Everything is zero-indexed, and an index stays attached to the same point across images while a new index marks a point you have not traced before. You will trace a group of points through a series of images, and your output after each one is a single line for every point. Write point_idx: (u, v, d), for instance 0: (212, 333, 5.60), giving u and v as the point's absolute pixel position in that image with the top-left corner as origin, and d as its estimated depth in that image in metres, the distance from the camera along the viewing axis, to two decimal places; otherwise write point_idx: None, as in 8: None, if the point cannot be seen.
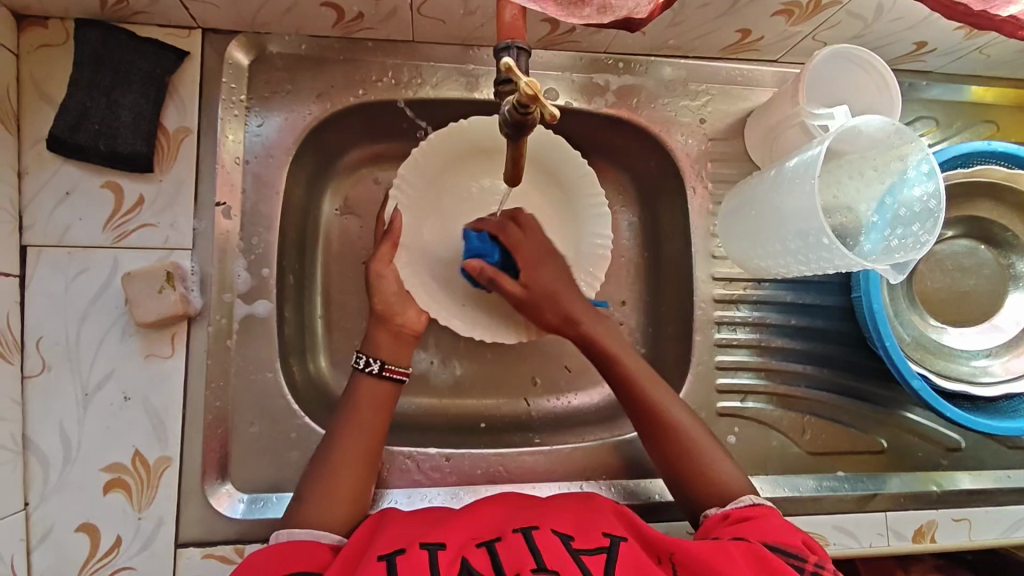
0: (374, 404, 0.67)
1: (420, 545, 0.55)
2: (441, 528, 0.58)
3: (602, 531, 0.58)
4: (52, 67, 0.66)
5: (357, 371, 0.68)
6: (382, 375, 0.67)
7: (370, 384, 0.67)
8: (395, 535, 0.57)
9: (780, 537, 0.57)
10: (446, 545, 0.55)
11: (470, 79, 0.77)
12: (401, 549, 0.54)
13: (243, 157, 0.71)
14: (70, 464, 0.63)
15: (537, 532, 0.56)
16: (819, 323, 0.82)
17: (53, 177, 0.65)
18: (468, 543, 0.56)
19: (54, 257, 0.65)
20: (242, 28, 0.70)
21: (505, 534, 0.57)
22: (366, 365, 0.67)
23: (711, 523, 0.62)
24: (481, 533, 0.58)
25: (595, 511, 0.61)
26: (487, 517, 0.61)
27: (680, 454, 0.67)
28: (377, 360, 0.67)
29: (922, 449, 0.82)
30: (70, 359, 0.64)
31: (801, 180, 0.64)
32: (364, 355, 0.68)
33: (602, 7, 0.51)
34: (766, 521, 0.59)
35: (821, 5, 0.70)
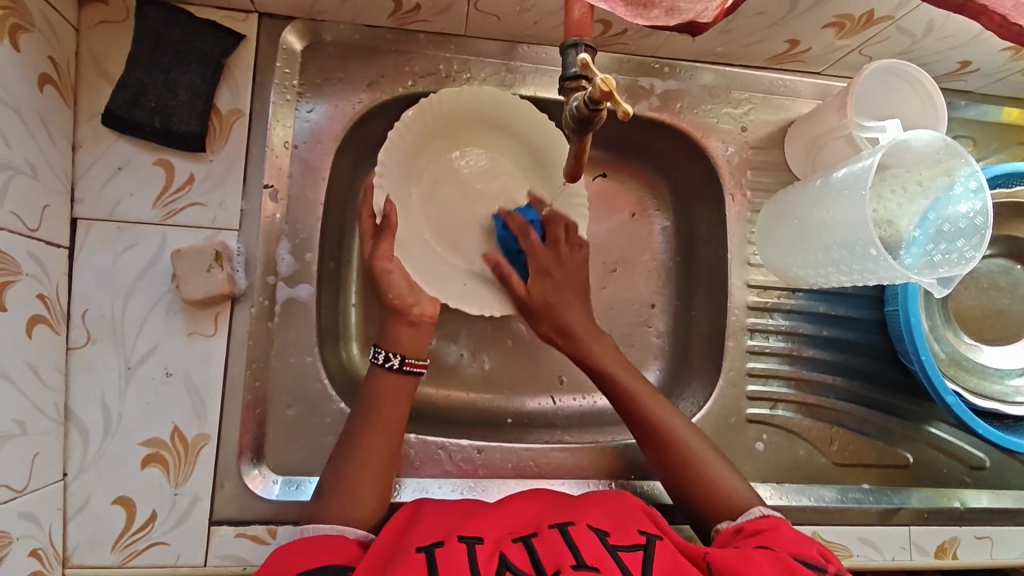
0: (395, 402, 0.66)
1: (458, 538, 0.55)
2: (475, 522, 0.58)
3: (637, 529, 0.58)
4: (112, 44, 0.66)
5: (377, 366, 0.67)
6: (401, 370, 0.67)
7: (387, 376, 0.67)
8: (431, 530, 0.57)
9: (797, 546, 0.57)
10: (483, 539, 0.55)
11: (517, 76, 0.78)
12: (440, 542, 0.54)
13: (292, 142, 0.72)
14: (110, 437, 0.64)
15: (572, 528, 0.56)
16: (851, 335, 0.83)
17: (107, 152, 0.66)
18: (504, 538, 0.56)
19: (104, 231, 0.65)
20: (299, 14, 0.71)
21: (540, 530, 0.57)
22: (385, 359, 0.67)
23: (725, 539, 0.62)
24: (516, 528, 0.58)
25: (626, 509, 0.62)
26: (521, 513, 0.61)
27: (682, 467, 0.68)
28: (397, 354, 0.67)
29: (946, 465, 0.83)
30: (114, 333, 0.65)
31: (850, 191, 0.65)
32: (383, 350, 0.68)
33: (670, 10, 0.52)
34: (780, 531, 0.59)
35: (873, 20, 0.70)
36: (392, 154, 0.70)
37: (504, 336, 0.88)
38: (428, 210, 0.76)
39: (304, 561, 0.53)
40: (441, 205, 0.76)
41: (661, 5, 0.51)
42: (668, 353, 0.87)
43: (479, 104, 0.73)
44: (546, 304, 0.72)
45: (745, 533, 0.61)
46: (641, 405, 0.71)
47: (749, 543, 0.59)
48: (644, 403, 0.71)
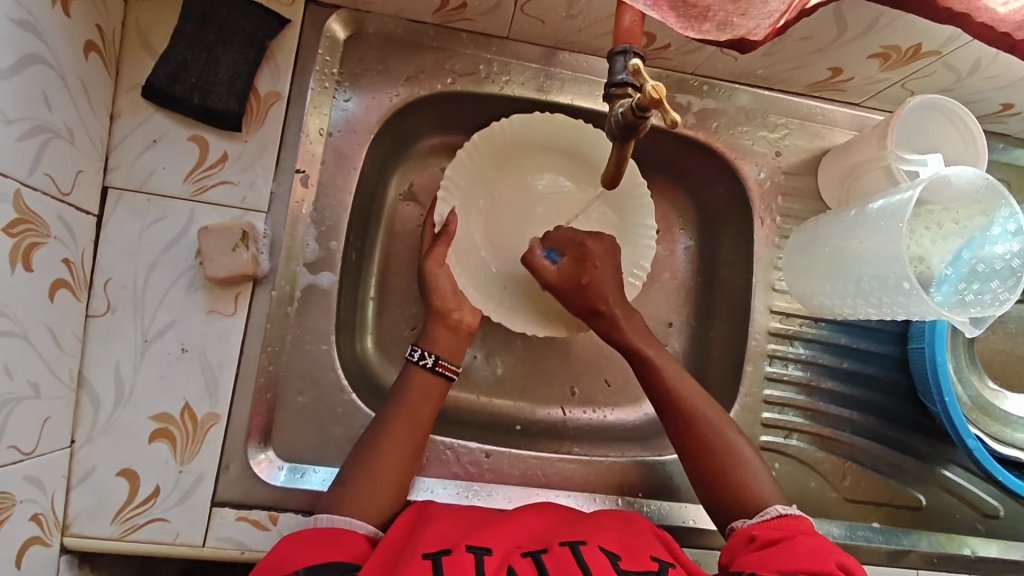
0: (422, 401, 0.67)
1: (465, 548, 0.54)
2: (484, 532, 0.58)
3: (650, 555, 0.57)
4: (158, 18, 0.67)
5: (410, 363, 0.69)
6: (435, 370, 0.69)
7: (422, 373, 0.68)
8: (438, 535, 0.57)
9: (809, 562, 0.53)
10: (491, 550, 0.55)
11: (550, 81, 0.78)
12: (447, 550, 0.54)
13: (327, 129, 0.72)
14: (120, 408, 0.63)
15: (584, 547, 0.56)
16: (871, 371, 0.82)
17: (144, 123, 0.66)
18: (513, 551, 0.56)
19: (133, 201, 0.65)
20: (345, 3, 0.71)
21: (550, 547, 0.57)
22: (421, 358, 0.69)
23: (737, 545, 0.59)
24: (525, 543, 0.58)
25: (639, 535, 0.61)
26: (529, 526, 0.61)
27: (708, 454, 0.66)
28: (432, 355, 0.69)
29: (959, 510, 0.81)
30: (135, 304, 0.64)
31: (887, 223, 0.64)
32: (419, 348, 0.70)
33: (723, 24, 0.51)
34: (793, 544, 0.56)
35: (920, 53, 0.70)
36: (456, 178, 0.77)
37: (518, 342, 0.88)
38: (493, 229, 0.80)
39: (307, 557, 0.53)
40: (503, 228, 0.80)
41: (713, 19, 0.50)
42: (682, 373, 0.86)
43: (537, 133, 0.78)
44: (586, 284, 0.71)
45: (757, 542, 0.58)
46: (675, 389, 0.69)
47: (757, 555, 0.56)
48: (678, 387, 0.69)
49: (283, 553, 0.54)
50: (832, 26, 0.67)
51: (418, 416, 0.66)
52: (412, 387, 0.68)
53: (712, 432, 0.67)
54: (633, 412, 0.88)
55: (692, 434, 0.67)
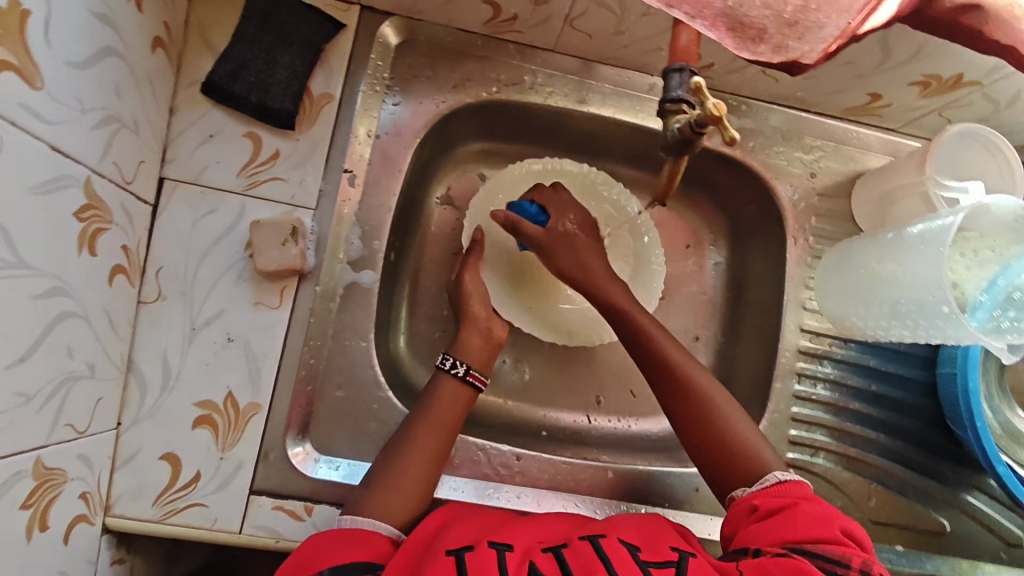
0: (451, 407, 0.70)
1: (487, 543, 0.55)
2: (505, 531, 0.58)
3: (671, 547, 0.57)
4: (220, 18, 0.69)
5: (441, 371, 0.72)
6: (465, 379, 0.72)
7: (452, 380, 0.71)
8: (462, 532, 0.57)
9: (814, 532, 0.55)
10: (513, 546, 0.55)
11: (585, 91, 0.79)
12: (470, 546, 0.54)
13: (376, 132, 0.74)
14: (166, 393, 0.65)
15: (604, 541, 0.56)
16: (898, 394, 0.82)
17: (201, 118, 0.68)
18: (533, 547, 0.56)
19: (188, 193, 0.67)
20: (399, 10, 0.73)
21: (569, 541, 0.57)
22: (452, 366, 0.72)
23: (737, 514, 0.61)
24: (546, 537, 0.58)
25: (659, 529, 0.61)
26: (550, 526, 0.61)
27: (707, 425, 0.67)
28: (463, 364, 0.72)
29: (982, 538, 0.81)
30: (184, 292, 0.66)
31: (927, 247, 0.65)
32: (451, 357, 0.72)
33: (778, 47, 0.53)
34: (796, 513, 0.58)
35: (961, 83, 0.71)
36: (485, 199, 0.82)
37: (546, 349, 0.89)
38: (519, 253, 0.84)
39: (328, 557, 0.54)
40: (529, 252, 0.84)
41: (769, 42, 0.53)
42: None
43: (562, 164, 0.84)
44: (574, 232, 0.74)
45: (758, 512, 0.60)
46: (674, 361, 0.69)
47: (760, 527, 0.58)
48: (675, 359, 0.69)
49: (310, 551, 0.55)
50: (876, 53, 0.68)
51: (444, 420, 0.68)
52: (441, 395, 0.70)
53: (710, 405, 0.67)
54: (658, 423, 0.89)
55: (688, 404, 0.67)
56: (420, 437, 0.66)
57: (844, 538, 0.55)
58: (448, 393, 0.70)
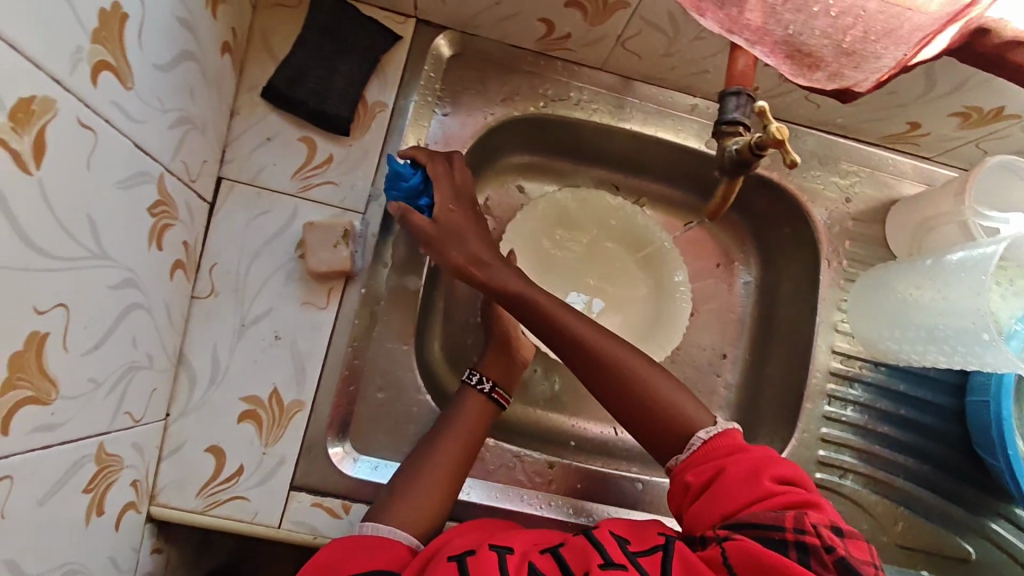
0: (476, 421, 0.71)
1: (488, 547, 0.55)
2: (506, 537, 0.58)
3: (657, 532, 0.56)
4: (282, 26, 0.72)
5: (467, 386, 0.74)
6: (489, 396, 0.73)
7: (478, 396, 0.73)
8: (466, 540, 0.57)
9: (744, 497, 0.55)
10: (513, 549, 0.55)
11: (623, 104, 0.81)
12: (471, 551, 0.54)
13: (425, 141, 0.76)
14: (213, 387, 0.66)
15: (597, 533, 0.56)
16: (927, 420, 0.83)
17: (260, 121, 0.70)
18: (531, 548, 0.56)
19: (244, 193, 0.69)
20: (453, 25, 0.75)
21: (566, 542, 0.56)
22: (478, 382, 0.73)
23: (678, 493, 0.60)
24: (541, 541, 0.58)
25: (647, 520, 0.60)
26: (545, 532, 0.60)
27: (630, 394, 0.64)
28: (489, 381, 0.74)
29: (1010, 568, 0.81)
30: (236, 289, 0.68)
31: (968, 275, 0.66)
32: (477, 373, 0.75)
33: (833, 75, 0.54)
34: (723, 481, 0.57)
35: (1001, 115, 0.72)
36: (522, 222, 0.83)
37: None
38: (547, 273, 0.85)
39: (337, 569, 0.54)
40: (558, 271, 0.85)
41: (825, 69, 0.54)
42: (736, 405, 0.88)
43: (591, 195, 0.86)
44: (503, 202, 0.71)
45: (693, 488, 0.59)
46: (589, 344, 0.64)
47: (701, 507, 0.57)
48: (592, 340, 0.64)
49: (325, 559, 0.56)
50: (919, 83, 0.70)
51: (467, 431, 0.69)
52: (467, 408, 0.71)
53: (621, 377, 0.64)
54: None
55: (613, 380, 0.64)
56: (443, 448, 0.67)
57: (776, 488, 0.55)
58: (474, 407, 0.71)
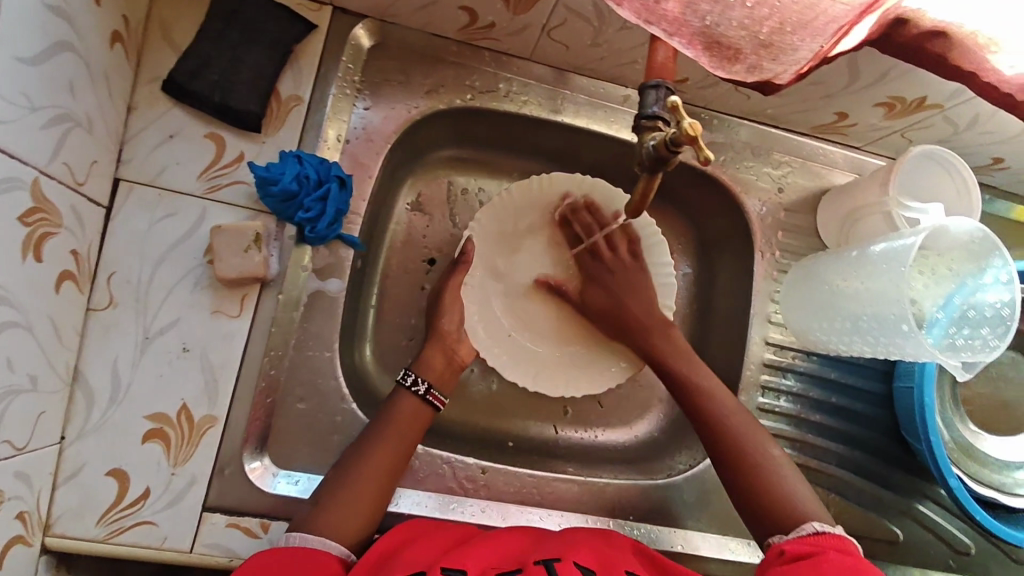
0: (410, 423, 0.67)
1: (442, 569, 0.55)
2: (460, 553, 0.58)
3: (624, 569, 0.60)
4: (183, 13, 0.66)
5: (401, 388, 0.69)
6: (424, 398, 0.69)
7: (412, 399, 0.68)
8: (413, 558, 0.57)
9: None
10: (466, 571, 0.56)
11: (561, 102, 0.78)
12: (422, 574, 0.54)
13: (345, 136, 0.72)
14: (115, 406, 0.62)
15: (559, 564, 0.58)
16: (858, 407, 0.84)
17: (161, 117, 0.65)
18: (488, 572, 0.57)
19: (143, 195, 0.64)
20: (371, 13, 0.71)
21: (525, 565, 0.58)
22: (413, 383, 0.69)
23: (768, 562, 0.59)
24: (499, 561, 0.59)
25: (614, 547, 0.64)
26: (502, 547, 0.61)
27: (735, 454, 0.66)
28: (424, 381, 0.70)
29: (932, 547, 0.83)
30: (138, 299, 0.63)
31: (888, 265, 0.66)
32: (413, 373, 0.70)
33: (753, 67, 0.53)
34: (822, 560, 0.55)
35: (924, 105, 0.73)
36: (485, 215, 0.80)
37: None
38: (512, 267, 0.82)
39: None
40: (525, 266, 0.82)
41: (744, 61, 0.53)
42: None
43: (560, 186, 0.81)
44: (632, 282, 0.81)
45: (787, 557, 0.57)
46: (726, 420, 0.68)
47: (786, 570, 0.55)
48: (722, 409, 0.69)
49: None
50: (845, 75, 0.69)
51: (399, 437, 0.66)
52: (397, 412, 0.67)
53: (763, 452, 0.66)
54: (624, 434, 0.89)
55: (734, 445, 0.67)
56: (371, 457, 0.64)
57: None
58: (405, 410, 0.68)
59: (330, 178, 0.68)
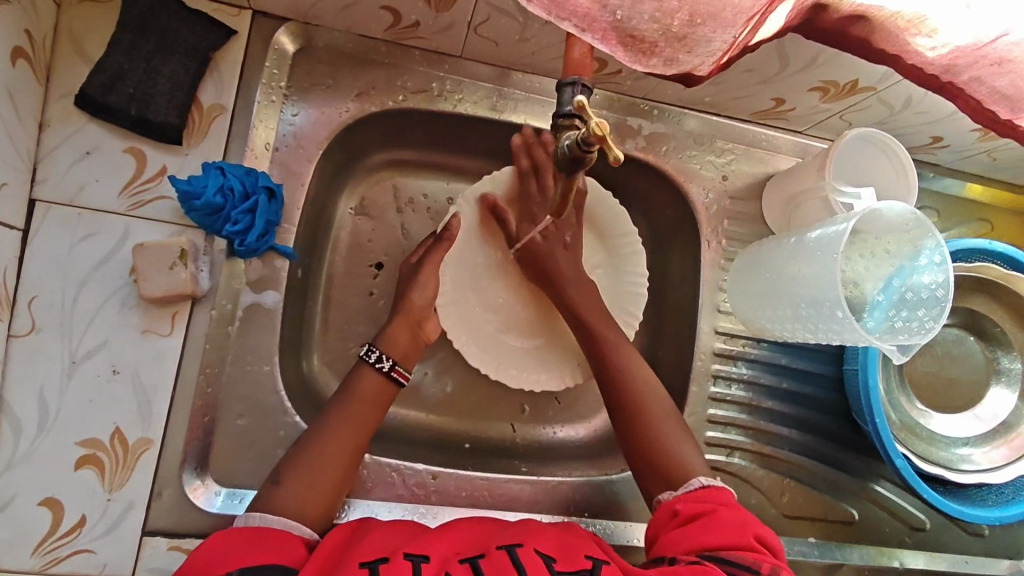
0: (371, 400, 0.66)
1: (403, 555, 0.53)
2: (421, 541, 0.57)
3: (584, 554, 0.57)
4: (94, 24, 0.64)
5: (365, 363, 0.68)
6: (389, 375, 0.68)
7: (376, 377, 0.67)
8: (375, 543, 0.55)
9: (725, 537, 0.56)
10: (429, 558, 0.54)
11: (504, 100, 0.77)
12: (384, 558, 0.52)
13: (273, 144, 0.70)
14: (44, 433, 0.60)
15: (520, 549, 0.56)
16: (809, 390, 0.84)
17: (76, 134, 0.63)
18: (450, 558, 0.55)
19: (62, 215, 0.62)
20: (293, 16, 0.69)
21: (487, 551, 0.56)
22: (377, 360, 0.68)
23: (662, 521, 0.62)
24: (463, 549, 0.58)
25: (575, 537, 0.62)
26: (462, 537, 0.60)
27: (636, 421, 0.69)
28: (389, 359, 0.68)
29: (889, 524, 0.84)
30: (62, 324, 0.61)
31: (822, 251, 0.67)
32: (377, 350, 0.69)
33: (670, 60, 0.53)
34: (714, 518, 0.58)
35: (857, 88, 0.73)
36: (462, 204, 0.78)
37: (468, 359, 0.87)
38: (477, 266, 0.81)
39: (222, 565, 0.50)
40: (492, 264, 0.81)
41: (660, 55, 0.52)
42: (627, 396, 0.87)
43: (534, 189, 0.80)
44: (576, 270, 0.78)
45: (679, 518, 0.61)
46: (631, 382, 0.71)
47: (681, 531, 0.59)
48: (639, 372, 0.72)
49: (207, 557, 0.51)
50: (775, 61, 0.69)
51: (361, 416, 0.65)
52: (359, 388, 0.66)
53: (665, 418, 0.69)
54: (582, 429, 0.88)
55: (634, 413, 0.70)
56: (332, 437, 0.63)
57: (755, 545, 0.56)
58: (368, 388, 0.66)
59: (258, 189, 0.67)
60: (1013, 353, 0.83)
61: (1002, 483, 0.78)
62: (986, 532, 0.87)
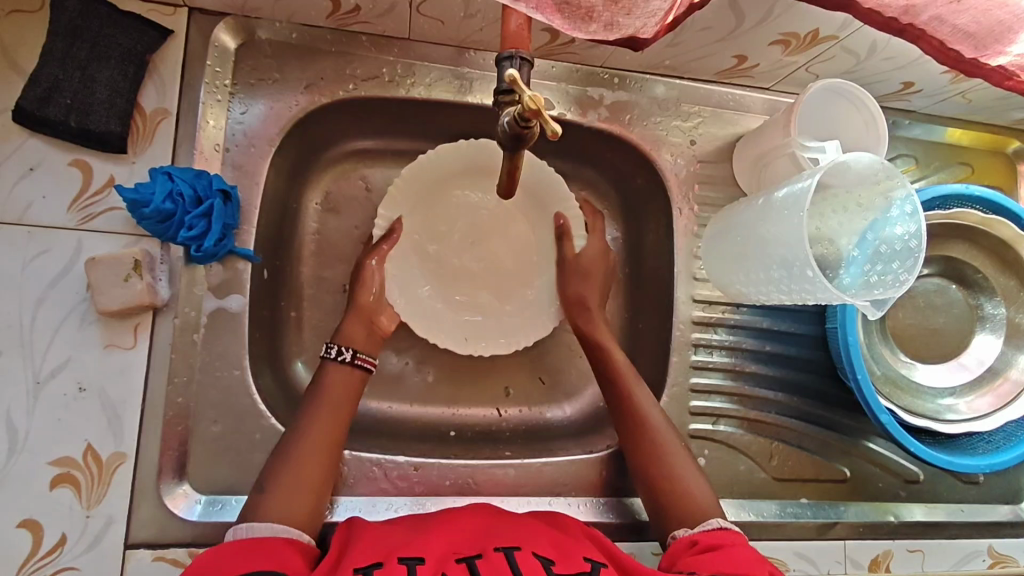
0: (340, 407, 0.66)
1: (398, 559, 0.54)
2: (419, 542, 0.58)
3: (583, 556, 0.58)
4: (24, 35, 0.63)
5: (327, 360, 0.68)
6: (353, 363, 0.68)
7: (338, 369, 0.67)
8: (369, 549, 0.56)
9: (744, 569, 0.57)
10: (425, 559, 0.55)
11: (464, 82, 0.75)
12: (379, 563, 0.53)
13: (223, 144, 0.68)
14: (16, 455, 0.60)
15: (519, 553, 0.57)
16: (793, 350, 0.83)
17: (18, 150, 0.62)
18: (448, 557, 0.56)
19: (13, 235, 0.61)
20: (231, 10, 0.67)
21: (486, 552, 0.57)
22: (338, 354, 0.68)
23: (678, 549, 0.62)
24: (462, 547, 0.58)
25: (573, 538, 0.62)
26: (463, 530, 0.61)
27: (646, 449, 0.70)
28: (349, 349, 0.68)
29: (882, 479, 0.84)
30: (22, 345, 0.61)
31: (789, 211, 0.66)
32: (336, 345, 0.68)
33: (609, 24, 0.51)
34: (731, 553, 0.59)
35: (819, 38, 0.70)
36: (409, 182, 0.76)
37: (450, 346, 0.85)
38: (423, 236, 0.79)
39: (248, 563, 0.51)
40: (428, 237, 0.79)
41: (599, 20, 0.50)
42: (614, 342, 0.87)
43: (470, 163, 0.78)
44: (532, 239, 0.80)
45: (698, 547, 0.61)
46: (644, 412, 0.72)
47: (698, 559, 0.59)
48: (652, 418, 0.71)
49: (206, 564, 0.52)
50: (730, 16, 0.67)
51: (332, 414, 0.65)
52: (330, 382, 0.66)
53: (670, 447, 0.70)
54: (568, 408, 0.86)
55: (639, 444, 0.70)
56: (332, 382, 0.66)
57: None
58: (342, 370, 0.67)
59: (212, 193, 0.65)
60: (996, 299, 0.82)
61: (990, 430, 0.77)
62: (981, 480, 0.87)
